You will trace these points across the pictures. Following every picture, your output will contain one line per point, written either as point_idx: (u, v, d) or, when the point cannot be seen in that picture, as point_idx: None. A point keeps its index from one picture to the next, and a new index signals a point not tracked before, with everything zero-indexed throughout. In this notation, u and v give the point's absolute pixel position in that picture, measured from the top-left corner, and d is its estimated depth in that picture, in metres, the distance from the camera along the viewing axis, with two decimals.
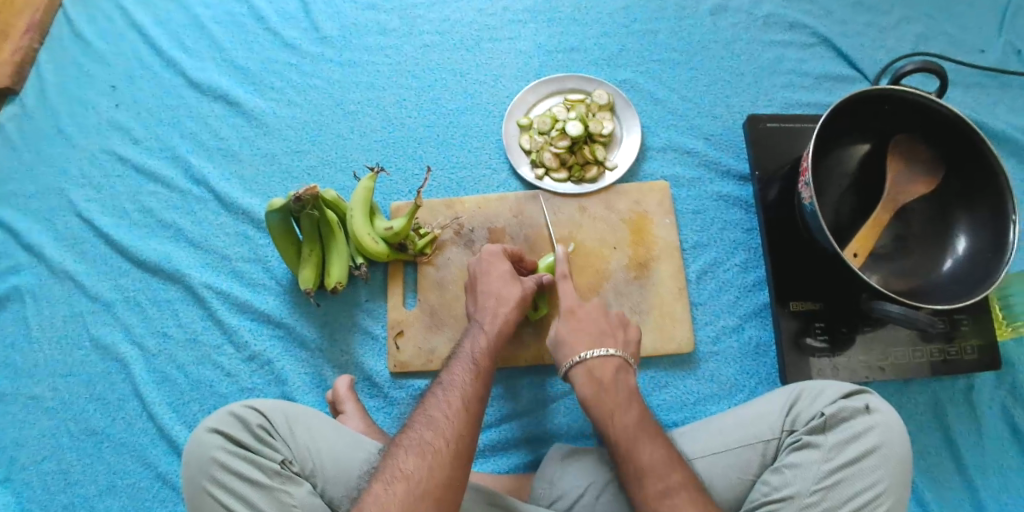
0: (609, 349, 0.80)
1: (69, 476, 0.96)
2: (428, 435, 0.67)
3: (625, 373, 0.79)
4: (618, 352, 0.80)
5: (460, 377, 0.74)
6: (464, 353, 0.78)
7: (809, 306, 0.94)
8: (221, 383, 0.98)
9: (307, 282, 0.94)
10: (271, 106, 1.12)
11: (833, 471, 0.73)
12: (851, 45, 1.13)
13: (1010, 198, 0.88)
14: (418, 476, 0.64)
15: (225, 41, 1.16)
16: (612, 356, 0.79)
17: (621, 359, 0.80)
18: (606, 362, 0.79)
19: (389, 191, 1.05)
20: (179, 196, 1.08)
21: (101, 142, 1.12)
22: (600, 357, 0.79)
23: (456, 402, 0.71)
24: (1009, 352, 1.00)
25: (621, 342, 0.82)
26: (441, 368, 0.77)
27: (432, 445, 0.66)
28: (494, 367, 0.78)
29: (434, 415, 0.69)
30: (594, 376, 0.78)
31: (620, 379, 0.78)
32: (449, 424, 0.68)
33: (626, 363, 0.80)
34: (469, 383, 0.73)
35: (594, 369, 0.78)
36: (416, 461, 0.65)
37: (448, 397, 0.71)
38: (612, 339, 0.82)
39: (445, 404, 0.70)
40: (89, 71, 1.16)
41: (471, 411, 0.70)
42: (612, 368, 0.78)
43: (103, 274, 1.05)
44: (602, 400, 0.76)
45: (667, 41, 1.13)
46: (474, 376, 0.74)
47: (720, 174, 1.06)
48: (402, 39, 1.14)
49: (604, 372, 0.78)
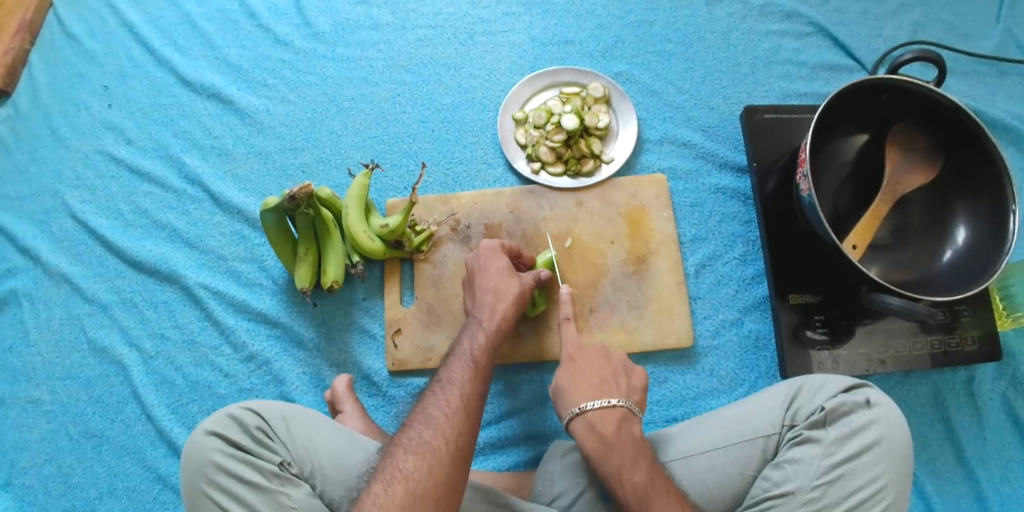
0: (612, 400, 0.76)
1: (69, 480, 0.96)
2: (427, 434, 0.67)
3: (630, 423, 0.76)
4: (622, 401, 0.77)
5: (459, 375, 0.73)
6: (463, 350, 0.78)
7: (808, 299, 0.94)
8: (219, 384, 0.98)
9: (302, 281, 0.93)
10: (264, 104, 1.11)
11: (834, 466, 0.73)
12: (849, 33, 1.12)
13: (1010, 187, 0.88)
14: (418, 476, 0.63)
15: (216, 39, 1.15)
16: (615, 406, 0.76)
17: (624, 408, 0.76)
18: (607, 414, 0.75)
19: (384, 188, 1.05)
20: (173, 196, 1.07)
21: (95, 143, 1.11)
22: (603, 408, 0.76)
23: (455, 400, 0.70)
24: (1009, 342, 1.00)
25: (624, 388, 0.79)
26: (439, 366, 0.76)
27: (431, 444, 0.66)
28: (493, 364, 0.78)
29: (433, 414, 0.69)
30: (598, 431, 0.75)
31: (625, 432, 0.75)
32: (448, 422, 0.68)
33: (630, 412, 0.77)
34: (468, 381, 0.73)
35: (597, 423, 0.75)
36: (415, 460, 0.65)
37: (447, 395, 0.71)
38: (615, 387, 0.78)
39: (444, 402, 0.70)
40: (80, 70, 1.15)
41: (471, 410, 0.70)
42: (614, 421, 0.75)
43: (99, 276, 1.04)
44: (609, 457, 0.73)
45: (663, 32, 1.12)
46: (472, 373, 0.74)
47: (717, 166, 1.05)
48: (395, 33, 1.13)
49: (606, 426, 0.75)
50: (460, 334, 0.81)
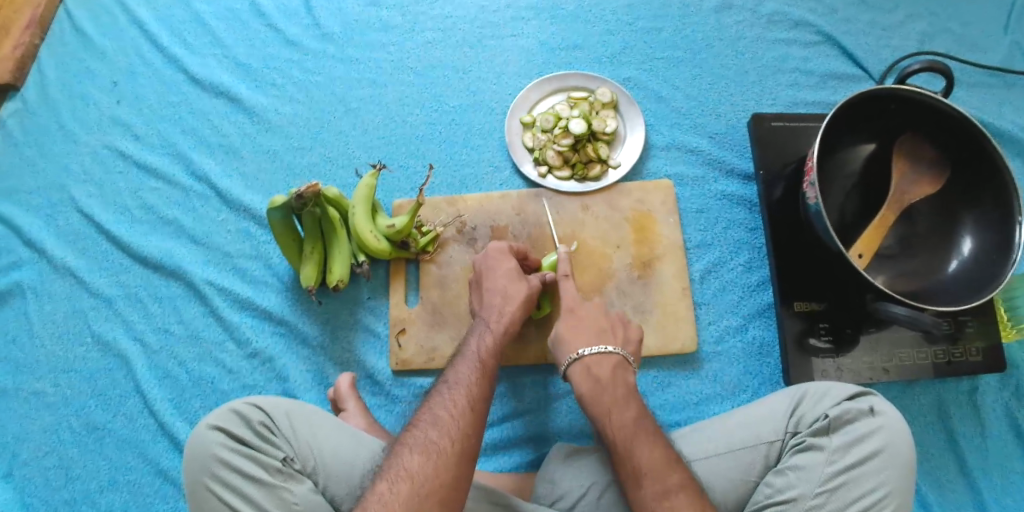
0: (608, 347, 0.80)
1: (70, 472, 0.96)
2: (433, 434, 0.67)
3: (625, 371, 0.80)
4: (618, 349, 0.81)
5: (466, 376, 0.73)
6: (469, 352, 0.77)
7: (813, 307, 0.94)
8: (223, 380, 0.98)
9: (308, 280, 0.93)
10: (272, 103, 1.11)
11: (838, 474, 0.73)
12: (856, 43, 1.12)
13: (1017, 199, 0.87)
14: (424, 476, 0.63)
15: (226, 38, 1.16)
16: (610, 354, 0.80)
17: (620, 355, 0.80)
18: (603, 358, 0.79)
19: (391, 189, 1.05)
20: (180, 193, 1.08)
21: (103, 138, 1.12)
22: (598, 353, 0.80)
23: (461, 401, 0.70)
24: (1014, 354, 1.00)
25: (620, 339, 0.83)
26: (446, 366, 0.76)
27: (437, 445, 0.66)
28: (499, 366, 0.78)
29: (438, 414, 0.69)
30: (593, 373, 0.78)
31: (618, 376, 0.78)
32: (454, 423, 0.68)
33: (625, 361, 0.81)
34: (474, 382, 0.73)
35: (592, 365, 0.79)
36: (421, 460, 0.65)
37: (453, 396, 0.71)
38: (612, 336, 0.82)
39: (450, 403, 0.70)
40: (90, 66, 1.15)
41: (477, 410, 0.70)
42: (610, 365, 0.79)
43: (104, 270, 1.05)
44: (602, 398, 0.76)
45: (671, 38, 1.12)
46: (479, 375, 0.74)
47: (724, 173, 1.05)
48: (403, 35, 1.14)
49: (601, 369, 0.79)
50: (468, 335, 0.81)
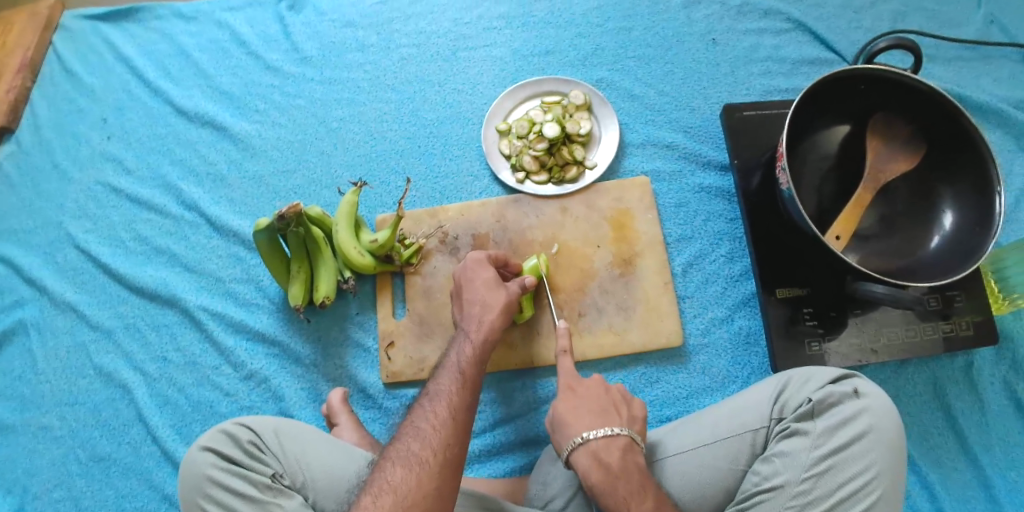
0: (614, 429, 0.75)
1: (79, 502, 0.98)
2: (415, 446, 0.68)
3: (634, 453, 0.74)
4: (623, 429, 0.75)
5: (446, 387, 0.74)
6: (451, 362, 0.79)
7: (796, 293, 0.94)
8: (221, 403, 1.00)
9: (296, 299, 0.96)
10: (256, 129, 1.14)
11: (823, 458, 0.73)
12: (828, 27, 1.13)
13: (993, 169, 0.87)
14: (406, 488, 0.65)
15: (209, 68, 1.19)
16: (618, 436, 0.74)
17: (627, 436, 0.75)
18: (611, 443, 0.74)
19: (374, 204, 1.07)
20: (172, 222, 1.10)
21: (96, 174, 1.15)
22: (605, 437, 0.74)
23: (443, 411, 0.71)
24: (1007, 326, 0.99)
25: (626, 419, 0.77)
26: (428, 378, 0.77)
27: (418, 457, 0.67)
28: (482, 373, 0.79)
29: (421, 427, 0.70)
30: (602, 459, 0.73)
31: (629, 461, 0.73)
32: (436, 434, 0.69)
33: (633, 442, 0.75)
34: (455, 391, 0.74)
35: (600, 450, 0.73)
36: (403, 472, 0.66)
37: (434, 406, 0.72)
38: (617, 415, 0.77)
39: (431, 414, 0.71)
40: (80, 106, 1.19)
41: (458, 418, 0.71)
42: (618, 449, 0.73)
43: (103, 303, 1.07)
44: (616, 488, 0.70)
45: (642, 37, 1.14)
46: (460, 385, 0.75)
47: (701, 166, 1.06)
48: (380, 53, 1.16)
49: (611, 455, 0.73)
50: (449, 346, 0.82)
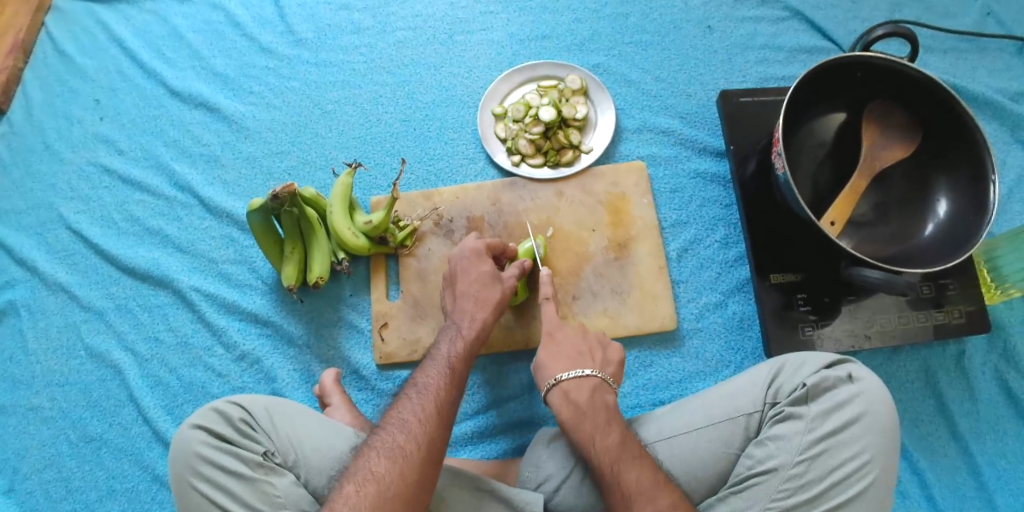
0: (585, 370, 0.79)
1: (69, 483, 0.98)
2: (400, 438, 0.69)
3: (604, 393, 0.78)
4: (595, 372, 0.79)
5: (434, 381, 0.75)
6: (441, 354, 0.79)
7: (790, 279, 0.94)
8: (213, 384, 1.00)
9: (289, 279, 0.95)
10: (250, 110, 1.13)
11: (817, 441, 0.73)
12: (825, 16, 1.13)
13: (988, 157, 0.88)
14: (389, 478, 0.66)
15: (203, 50, 1.18)
16: (588, 377, 0.78)
17: (599, 378, 0.79)
18: (582, 383, 0.78)
19: (368, 187, 1.06)
20: (164, 203, 1.10)
21: (89, 155, 1.14)
22: (577, 377, 0.78)
23: (430, 405, 0.72)
24: (999, 315, 0.99)
25: (599, 361, 0.81)
26: (417, 369, 0.78)
27: (403, 449, 0.68)
28: (470, 369, 0.79)
29: (407, 419, 0.71)
30: (572, 398, 0.76)
31: (598, 399, 0.76)
32: (421, 428, 0.70)
33: (604, 383, 0.79)
34: (443, 385, 0.74)
35: (570, 391, 0.77)
36: (387, 463, 0.67)
37: (422, 399, 0.73)
38: (589, 359, 0.81)
39: (418, 407, 0.72)
40: (73, 86, 1.18)
41: (444, 414, 0.72)
42: (588, 389, 0.77)
43: (94, 283, 1.07)
44: (582, 423, 0.74)
45: (640, 23, 1.13)
46: (448, 379, 0.75)
47: (696, 151, 1.06)
48: (375, 36, 1.15)
49: (580, 394, 0.77)
50: (440, 338, 0.82)
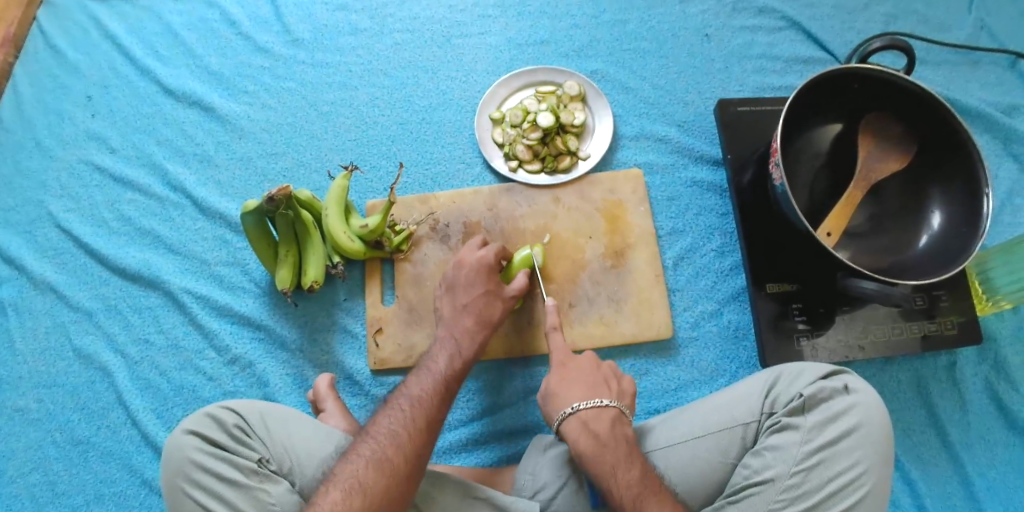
0: (605, 400, 0.78)
1: (56, 487, 0.96)
2: (390, 452, 0.70)
3: (623, 425, 0.77)
4: (612, 402, 0.78)
5: (425, 396, 0.77)
6: (434, 368, 0.81)
7: (785, 288, 0.95)
8: (204, 388, 0.98)
9: (284, 283, 0.94)
10: (244, 110, 1.12)
11: (813, 452, 0.73)
12: (821, 27, 1.14)
13: (982, 171, 0.88)
14: (375, 490, 0.67)
15: (198, 48, 1.17)
16: (607, 408, 0.77)
17: (617, 409, 0.78)
18: (601, 413, 0.76)
19: (364, 190, 1.06)
20: (156, 203, 1.08)
21: (79, 153, 1.12)
22: (595, 407, 0.77)
23: (420, 420, 0.74)
24: (990, 326, 1.00)
25: (614, 392, 0.80)
26: (407, 380, 0.80)
27: (390, 462, 0.69)
28: (460, 387, 0.82)
29: (398, 432, 0.72)
30: (592, 429, 0.75)
31: (618, 432, 0.75)
32: (410, 442, 0.71)
33: (623, 415, 0.78)
34: (434, 401, 0.77)
35: (590, 421, 0.76)
36: (373, 474, 0.68)
37: (413, 414, 0.74)
38: (607, 389, 0.79)
39: (408, 420, 0.73)
40: (65, 82, 1.16)
41: (432, 430, 0.74)
42: (608, 419, 0.76)
43: (84, 284, 1.05)
44: (603, 457, 0.73)
45: (638, 30, 1.13)
46: (438, 395, 0.78)
47: (694, 160, 1.06)
48: (373, 38, 1.15)
49: (600, 425, 0.76)
50: (432, 350, 0.85)
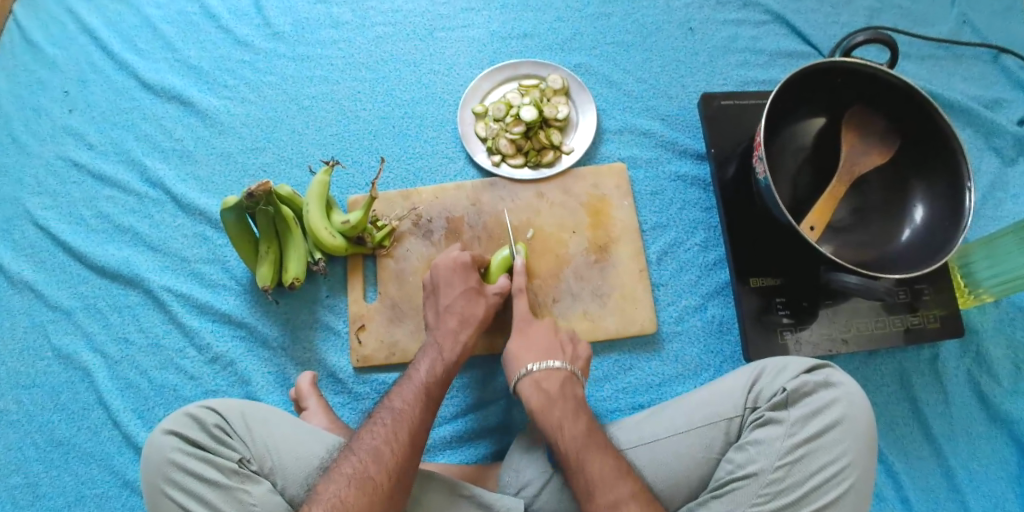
0: (556, 362, 0.81)
1: (37, 489, 0.95)
2: (372, 468, 0.70)
3: (574, 385, 0.80)
4: (564, 364, 0.81)
5: (408, 408, 0.77)
6: (416, 377, 0.81)
7: (769, 282, 0.95)
8: (185, 387, 0.97)
9: (264, 280, 0.93)
10: (225, 105, 1.11)
11: (797, 446, 0.73)
12: (805, 20, 1.13)
13: (965, 165, 0.89)
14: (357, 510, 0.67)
15: (176, 41, 1.15)
16: (557, 368, 0.80)
17: (567, 370, 0.81)
18: (551, 374, 0.80)
19: (346, 185, 1.04)
20: (136, 200, 1.07)
21: (56, 149, 1.11)
22: (547, 368, 0.80)
23: (403, 435, 0.73)
24: (972, 319, 1.01)
25: (568, 357, 0.83)
26: (391, 392, 0.80)
27: (374, 480, 0.69)
28: (444, 393, 0.81)
29: (381, 449, 0.72)
30: (542, 387, 0.79)
31: (568, 391, 0.78)
32: (393, 457, 0.71)
33: (574, 376, 0.81)
34: (416, 413, 0.76)
35: (541, 380, 0.79)
36: (356, 494, 0.68)
37: (395, 428, 0.74)
38: (562, 353, 0.83)
39: (392, 436, 0.73)
40: (41, 77, 1.14)
41: (415, 443, 0.74)
42: (558, 380, 0.79)
43: (62, 282, 1.03)
44: (551, 411, 0.76)
45: (622, 23, 1.13)
46: (422, 406, 0.77)
47: (677, 154, 1.06)
48: (354, 31, 1.13)
49: (550, 383, 0.79)
50: (418, 357, 0.85)
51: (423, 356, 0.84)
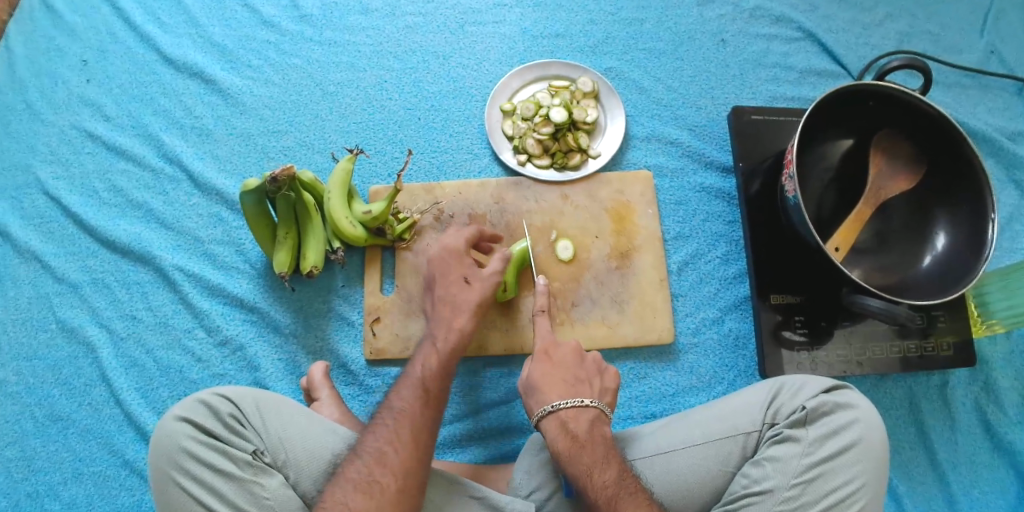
0: (585, 400, 0.78)
1: (33, 463, 0.93)
2: (377, 473, 0.69)
3: (603, 424, 0.77)
4: (594, 401, 0.78)
5: (410, 406, 0.76)
6: (416, 375, 0.79)
7: (788, 300, 0.94)
8: (191, 369, 0.96)
9: (281, 266, 0.91)
10: (247, 85, 1.09)
11: (813, 465, 0.73)
12: (836, 40, 1.13)
13: (989, 197, 0.89)
14: None
15: (201, 17, 1.13)
16: (588, 407, 0.77)
17: (596, 409, 0.78)
18: (580, 413, 0.77)
19: (367, 175, 1.03)
20: (150, 175, 1.05)
21: (71, 118, 1.08)
22: (574, 407, 0.77)
23: (406, 435, 0.73)
24: (983, 349, 1.01)
25: (597, 390, 0.81)
26: (391, 392, 0.78)
27: (380, 483, 0.69)
28: (445, 387, 0.80)
29: (385, 451, 0.71)
30: (570, 429, 0.75)
31: (596, 432, 0.76)
32: (398, 459, 0.71)
33: (603, 414, 0.78)
34: (418, 411, 0.75)
35: (568, 421, 0.76)
36: (363, 499, 0.67)
37: (397, 428, 0.73)
38: (588, 388, 0.80)
39: (395, 437, 0.72)
40: (60, 44, 1.12)
41: (420, 441, 0.73)
42: (586, 420, 0.76)
43: (71, 255, 1.01)
44: (580, 456, 0.73)
45: (654, 30, 1.12)
46: (422, 403, 0.76)
47: (703, 165, 1.05)
48: (384, 19, 1.12)
49: (578, 425, 0.76)
50: (415, 355, 0.83)
51: (428, 351, 0.82)
